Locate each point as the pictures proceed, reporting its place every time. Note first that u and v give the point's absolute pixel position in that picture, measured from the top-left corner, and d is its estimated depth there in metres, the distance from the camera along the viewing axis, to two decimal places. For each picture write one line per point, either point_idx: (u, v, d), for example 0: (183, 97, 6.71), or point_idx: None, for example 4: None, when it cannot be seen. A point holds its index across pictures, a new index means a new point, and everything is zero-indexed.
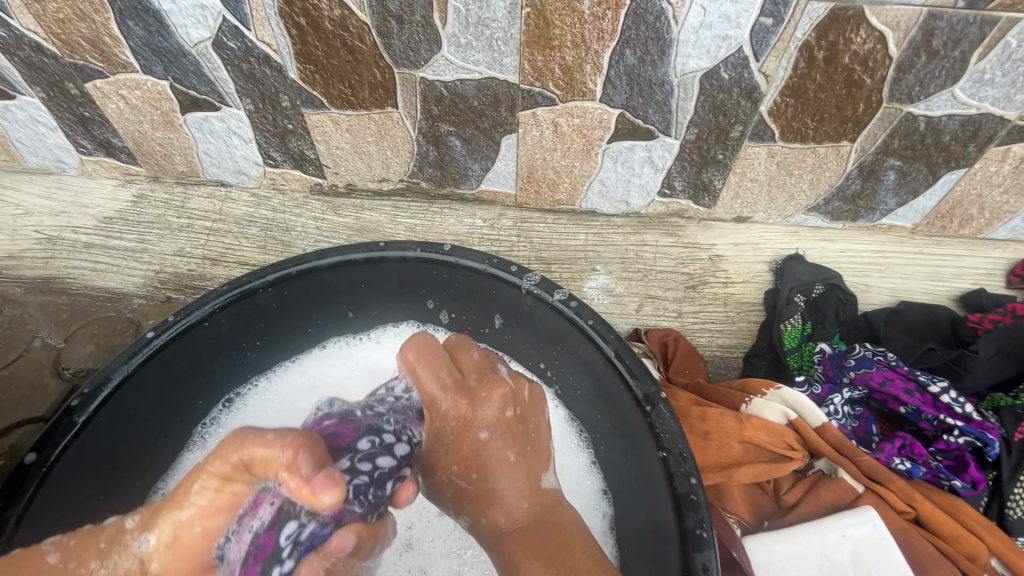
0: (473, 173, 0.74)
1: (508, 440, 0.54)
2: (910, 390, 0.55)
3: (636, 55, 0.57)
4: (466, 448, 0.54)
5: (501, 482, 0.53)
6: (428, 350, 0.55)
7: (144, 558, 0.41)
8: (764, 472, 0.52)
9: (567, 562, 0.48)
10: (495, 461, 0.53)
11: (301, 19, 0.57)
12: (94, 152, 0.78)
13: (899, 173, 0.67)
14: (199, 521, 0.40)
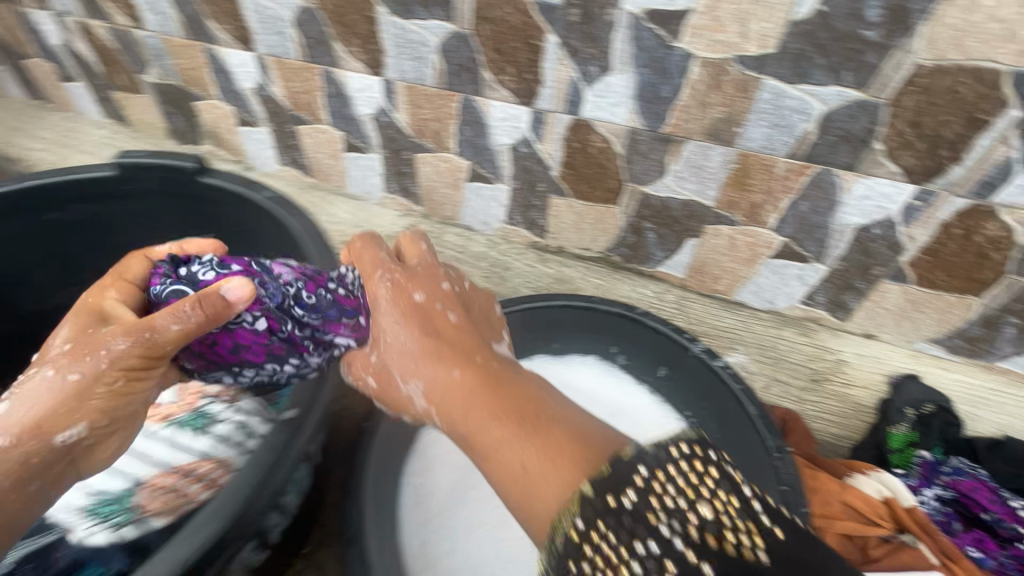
0: (656, 259, 0.99)
1: (404, 319, 0.61)
2: (996, 504, 0.71)
3: (808, 206, 0.80)
4: (404, 304, 0.62)
5: (412, 337, 0.60)
6: (282, 236, 0.71)
7: (8, 438, 0.48)
8: (465, 335, 0.61)
9: (554, 462, 0.46)
10: (429, 329, 0.61)
11: (577, 143, 0.88)
12: (393, 192, 1.14)
13: (1018, 329, 0.82)
14: (86, 397, 0.52)
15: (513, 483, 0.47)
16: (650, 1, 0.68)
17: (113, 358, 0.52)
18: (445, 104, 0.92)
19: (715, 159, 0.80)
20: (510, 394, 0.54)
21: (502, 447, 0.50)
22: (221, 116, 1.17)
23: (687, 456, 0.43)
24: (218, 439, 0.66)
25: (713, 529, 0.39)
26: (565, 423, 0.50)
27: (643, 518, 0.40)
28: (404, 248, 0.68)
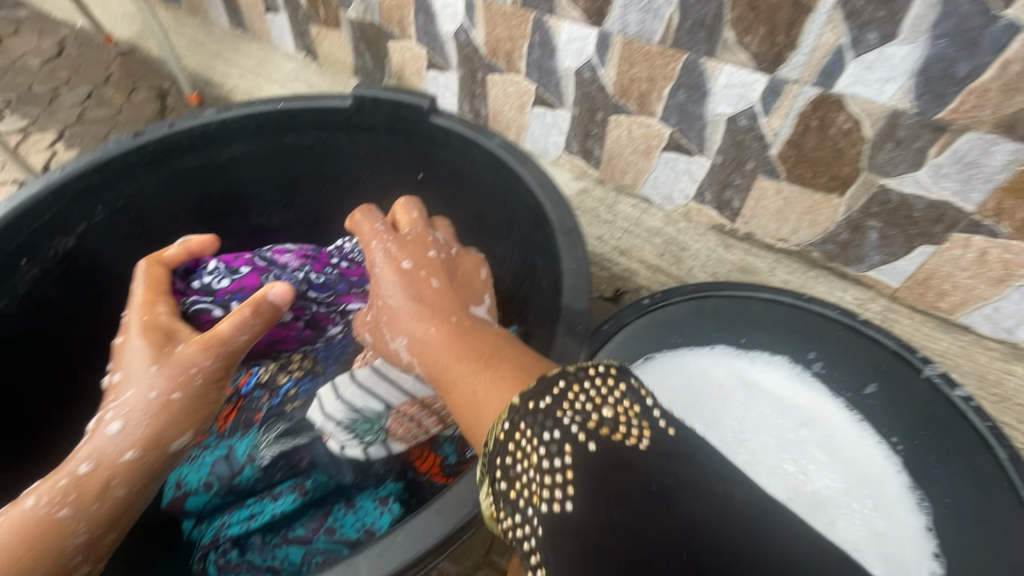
0: (868, 261, 0.89)
1: (394, 284, 0.64)
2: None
3: None
4: (394, 268, 0.66)
5: (399, 294, 0.63)
6: (407, 217, 0.74)
7: (113, 435, 0.59)
8: (455, 291, 0.65)
9: (478, 373, 0.52)
10: (421, 288, 0.63)
11: (813, 122, 0.78)
12: (572, 153, 1.11)
13: None
14: (187, 392, 0.63)
15: (468, 407, 0.51)
16: None
17: (196, 364, 0.64)
18: (664, 64, 0.85)
19: (1000, 157, 0.68)
20: (481, 337, 0.56)
21: (459, 369, 0.54)
22: (411, 58, 1.18)
23: (569, 374, 0.45)
24: (350, 408, 0.73)
25: (609, 424, 0.42)
26: (505, 347, 0.54)
27: (556, 412, 0.43)
28: (432, 230, 0.73)
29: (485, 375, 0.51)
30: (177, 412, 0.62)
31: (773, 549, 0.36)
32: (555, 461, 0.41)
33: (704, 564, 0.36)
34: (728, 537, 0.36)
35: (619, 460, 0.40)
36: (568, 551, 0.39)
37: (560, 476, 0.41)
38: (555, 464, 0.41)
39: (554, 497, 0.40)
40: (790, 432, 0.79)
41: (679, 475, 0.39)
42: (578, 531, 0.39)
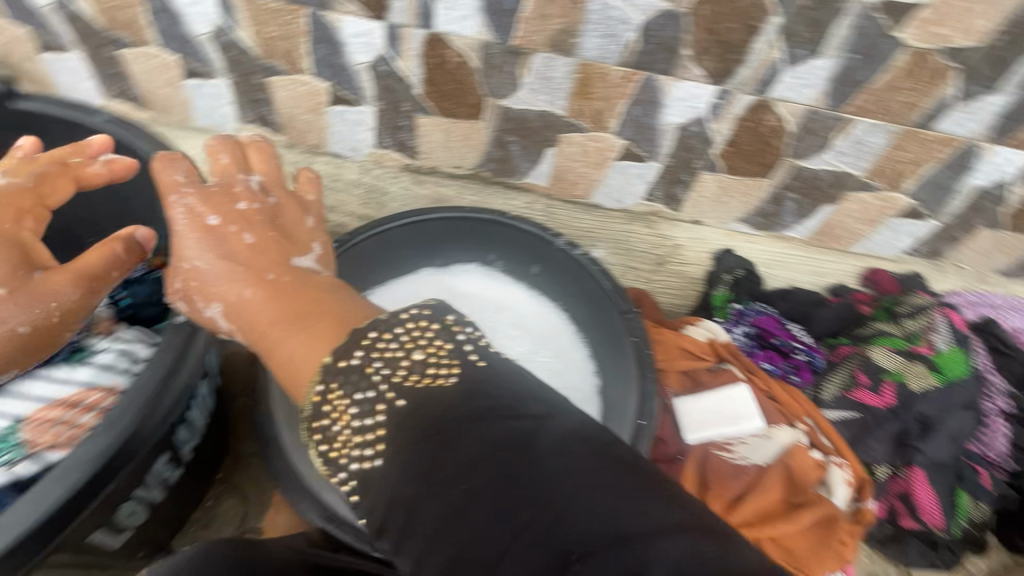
0: (521, 170, 1.09)
1: (197, 244, 0.61)
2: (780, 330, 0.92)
3: (640, 110, 0.93)
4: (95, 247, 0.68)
5: (195, 252, 0.61)
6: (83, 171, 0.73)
7: None
8: (273, 255, 0.62)
9: (299, 326, 0.55)
10: (186, 233, 0.62)
11: (434, 59, 0.91)
12: (250, 122, 1.09)
13: (795, 202, 1.05)
14: None
15: (279, 365, 0.54)
16: None
17: (57, 297, 0.65)
18: (291, 21, 0.87)
19: (559, 71, 0.89)
20: (301, 292, 0.59)
21: (269, 326, 0.57)
22: (11, 40, 0.99)
23: (381, 329, 0.50)
24: (101, 367, 0.71)
25: (418, 371, 0.47)
26: (323, 314, 0.56)
27: (365, 371, 0.47)
28: (242, 166, 0.68)
29: (300, 333, 0.54)
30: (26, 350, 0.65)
31: (551, 446, 0.41)
32: (347, 417, 0.47)
33: (497, 488, 0.39)
34: (518, 458, 0.40)
35: (418, 402, 0.45)
36: (383, 490, 0.43)
37: (373, 429, 0.46)
38: (369, 423, 0.46)
39: (365, 455, 0.45)
40: (489, 318, 0.96)
41: (482, 405, 0.43)
42: (395, 479, 0.43)
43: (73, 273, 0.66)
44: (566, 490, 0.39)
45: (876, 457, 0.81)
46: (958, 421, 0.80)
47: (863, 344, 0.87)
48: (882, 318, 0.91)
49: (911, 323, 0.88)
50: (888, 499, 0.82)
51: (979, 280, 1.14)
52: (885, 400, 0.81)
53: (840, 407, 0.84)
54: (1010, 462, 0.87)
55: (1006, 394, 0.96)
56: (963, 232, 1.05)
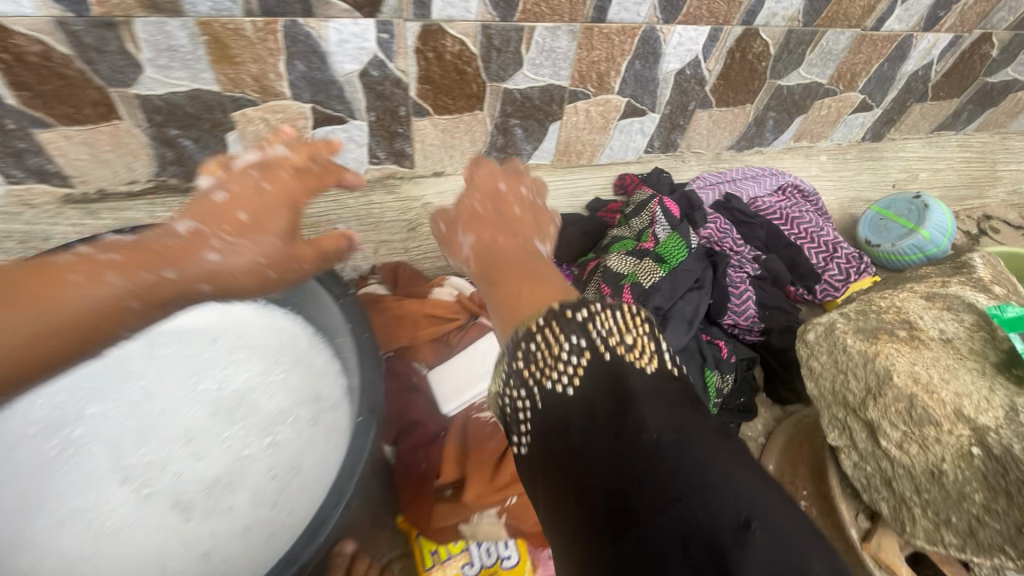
0: (212, 166, 0.92)
1: (253, 211, 0.59)
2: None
3: (305, 64, 0.80)
4: (229, 219, 0.57)
5: (274, 219, 0.60)
6: (325, 174, 0.66)
7: None
8: (507, 229, 0.65)
9: (524, 277, 0.55)
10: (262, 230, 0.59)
11: (4, 55, 0.68)
12: None
13: (522, 128, 1.00)
14: None
15: (503, 302, 0.51)
16: None
17: (238, 288, 0.58)
18: None
19: (181, 35, 0.73)
20: (510, 262, 0.59)
21: (513, 282, 0.53)
22: None
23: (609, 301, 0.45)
24: None
25: (617, 328, 0.44)
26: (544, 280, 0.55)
27: (565, 316, 0.44)
28: (512, 181, 0.74)
29: (530, 284, 0.52)
30: (51, 327, 0.46)
31: (731, 451, 0.37)
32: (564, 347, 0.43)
33: (664, 463, 0.34)
34: (703, 468, 0.34)
35: (617, 364, 0.42)
36: (538, 446, 0.41)
37: (575, 364, 0.42)
38: (567, 356, 0.43)
39: (560, 380, 0.42)
40: (186, 357, 0.63)
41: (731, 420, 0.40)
42: (556, 417, 0.41)
43: (316, 250, 0.61)
44: (695, 490, 0.33)
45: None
46: (687, 307, 0.81)
47: (601, 256, 0.86)
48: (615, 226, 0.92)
49: (637, 221, 0.89)
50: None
51: (717, 161, 1.19)
52: (624, 302, 0.79)
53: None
54: (758, 325, 0.92)
55: (752, 261, 1.01)
56: (683, 118, 1.07)
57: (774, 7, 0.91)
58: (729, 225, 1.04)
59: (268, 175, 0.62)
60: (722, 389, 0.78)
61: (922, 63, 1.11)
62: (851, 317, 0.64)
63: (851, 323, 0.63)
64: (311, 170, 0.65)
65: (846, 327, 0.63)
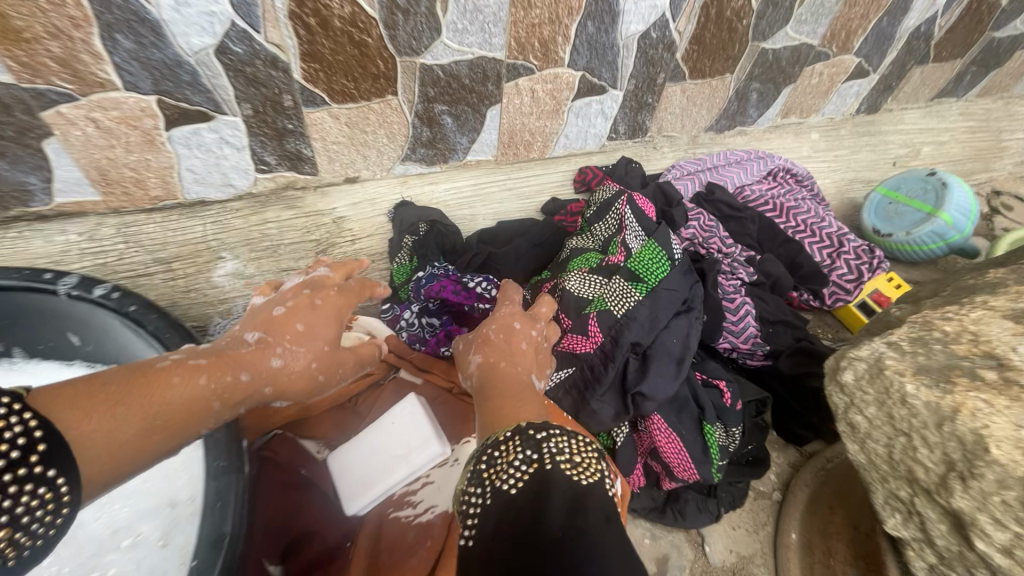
0: (38, 188, 0.67)
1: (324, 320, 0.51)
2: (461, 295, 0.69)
3: (131, 39, 0.58)
4: (281, 320, 0.49)
5: (323, 327, 0.51)
6: (361, 291, 0.57)
7: None
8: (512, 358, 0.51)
9: (508, 399, 0.46)
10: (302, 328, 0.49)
11: None
12: None
13: (452, 116, 0.79)
14: None
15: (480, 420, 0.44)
16: None
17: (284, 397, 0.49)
18: None
19: None
20: (504, 389, 0.47)
21: (494, 399, 0.46)
22: None
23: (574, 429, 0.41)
24: None
25: (572, 453, 0.38)
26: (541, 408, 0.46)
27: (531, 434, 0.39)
28: (536, 319, 0.56)
29: (517, 406, 0.45)
30: (156, 417, 0.38)
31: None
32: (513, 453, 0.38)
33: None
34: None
35: (555, 479, 0.36)
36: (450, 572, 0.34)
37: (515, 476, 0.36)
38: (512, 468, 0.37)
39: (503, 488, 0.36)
40: None
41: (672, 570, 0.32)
42: (488, 531, 0.34)
43: (356, 357, 0.55)
44: None
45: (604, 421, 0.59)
46: (673, 340, 0.62)
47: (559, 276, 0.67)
48: (576, 236, 0.74)
49: (601, 228, 0.70)
50: (640, 460, 0.64)
51: (695, 146, 1.00)
52: (592, 339, 0.60)
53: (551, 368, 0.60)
54: (761, 348, 0.73)
55: (745, 264, 0.81)
56: (651, 96, 0.88)
57: None
58: (716, 222, 0.85)
59: (316, 292, 0.52)
60: (725, 445, 0.61)
61: (925, 17, 0.94)
62: (905, 352, 0.45)
63: (907, 359, 0.44)
64: (350, 286, 0.56)
65: (903, 366, 0.44)
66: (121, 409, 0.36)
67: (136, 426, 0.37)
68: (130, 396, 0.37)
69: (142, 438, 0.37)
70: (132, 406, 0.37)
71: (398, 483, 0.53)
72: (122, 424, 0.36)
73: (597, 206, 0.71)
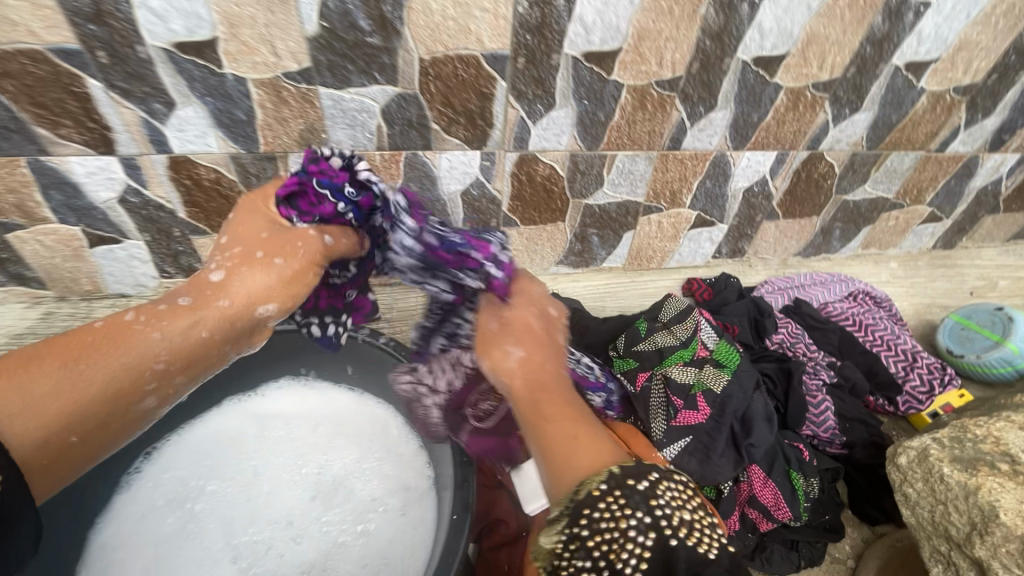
0: None
1: (231, 263, 0.62)
2: (302, 208, 0.69)
3: (417, 185, 0.94)
4: (239, 258, 0.62)
5: (247, 263, 0.61)
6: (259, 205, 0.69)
7: None
8: (556, 356, 0.65)
9: (551, 415, 0.56)
10: (245, 269, 0.61)
11: (187, 180, 0.87)
12: (6, 283, 0.97)
13: (598, 236, 1.09)
14: None
15: (553, 446, 0.52)
16: (173, 36, 0.70)
17: (206, 323, 0.57)
18: (9, 173, 0.80)
19: None
20: (552, 402, 0.58)
21: (550, 420, 0.55)
22: None
23: (662, 472, 0.49)
24: None
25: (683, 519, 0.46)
26: (578, 419, 0.56)
27: (649, 499, 0.46)
28: (505, 300, 0.70)
29: (574, 426, 0.55)
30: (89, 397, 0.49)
31: None
32: (622, 523, 0.45)
33: None
34: None
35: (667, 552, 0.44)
36: None
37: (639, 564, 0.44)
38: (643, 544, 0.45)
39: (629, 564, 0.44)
40: (319, 441, 0.84)
41: None
42: None
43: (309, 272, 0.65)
44: None
45: (723, 476, 0.80)
46: (762, 405, 0.84)
47: (656, 368, 0.87)
48: (654, 330, 0.91)
49: (680, 329, 0.90)
50: (739, 508, 0.82)
51: (784, 266, 1.23)
52: (703, 412, 0.81)
53: (671, 440, 0.80)
54: (839, 438, 0.91)
55: (826, 367, 1.01)
56: (751, 228, 1.14)
57: (839, 134, 0.98)
58: (801, 330, 1.06)
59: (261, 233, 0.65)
60: (808, 492, 0.82)
61: (990, 179, 1.14)
62: (945, 445, 0.74)
63: (946, 450, 0.73)
64: (254, 218, 0.67)
65: (942, 454, 0.72)
66: (47, 380, 0.47)
67: (90, 404, 0.49)
68: (93, 360, 0.50)
69: (72, 420, 0.48)
70: (54, 392, 0.47)
71: None
72: (93, 402, 0.49)
73: (676, 308, 0.92)
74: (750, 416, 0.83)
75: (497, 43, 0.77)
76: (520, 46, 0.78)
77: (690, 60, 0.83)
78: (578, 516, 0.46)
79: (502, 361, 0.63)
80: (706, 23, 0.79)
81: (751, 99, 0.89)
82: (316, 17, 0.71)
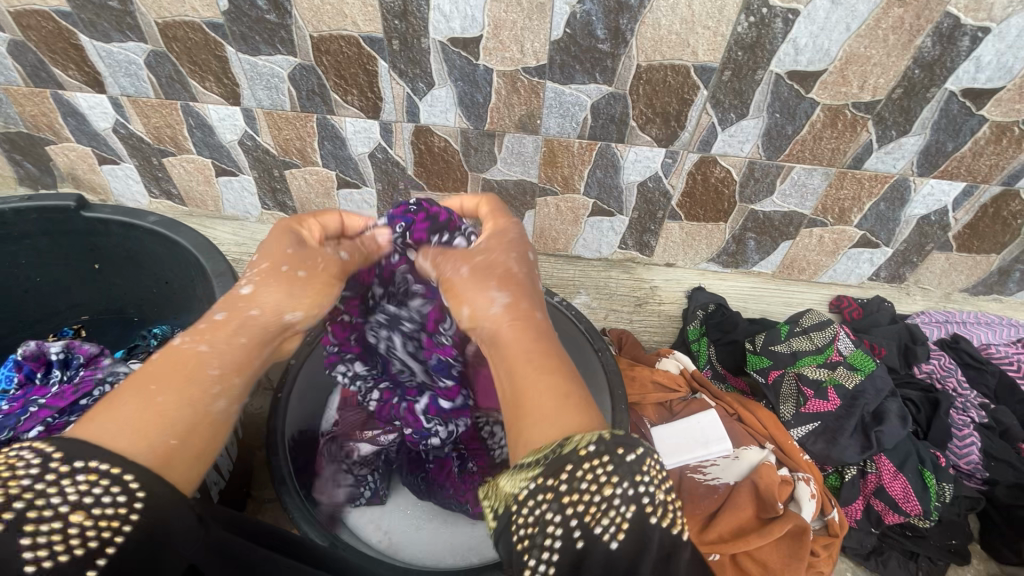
0: None
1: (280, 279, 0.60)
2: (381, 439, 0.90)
3: (603, 173, 1.07)
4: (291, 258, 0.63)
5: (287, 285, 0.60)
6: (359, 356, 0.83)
7: None
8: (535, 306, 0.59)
9: (516, 368, 0.53)
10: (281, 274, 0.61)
11: (422, 146, 1.08)
12: (272, 208, 1.27)
13: (755, 241, 1.16)
14: None
15: (534, 425, 0.48)
16: (451, 32, 0.89)
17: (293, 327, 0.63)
18: (303, 124, 1.07)
19: (529, 146, 1.05)
20: (527, 357, 0.54)
21: (537, 396, 0.50)
22: (78, 157, 1.21)
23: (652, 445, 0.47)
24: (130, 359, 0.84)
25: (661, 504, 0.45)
26: (549, 369, 0.52)
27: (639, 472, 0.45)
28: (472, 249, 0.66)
29: (550, 393, 0.50)
30: (150, 433, 0.47)
31: None
32: (609, 489, 0.43)
33: None
34: None
35: (637, 535, 0.44)
36: None
37: (614, 533, 0.43)
38: (597, 511, 0.43)
39: (606, 532, 0.43)
40: None
41: None
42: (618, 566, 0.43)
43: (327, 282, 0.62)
44: None
45: (851, 458, 0.87)
46: (895, 404, 0.90)
47: (790, 367, 0.94)
48: (793, 334, 0.96)
49: (819, 335, 0.94)
50: (865, 499, 0.89)
51: (947, 300, 1.21)
52: (833, 402, 0.89)
53: (800, 422, 0.91)
54: (981, 473, 0.93)
55: (978, 407, 0.99)
56: (917, 257, 1.14)
57: None
58: (955, 365, 1.04)
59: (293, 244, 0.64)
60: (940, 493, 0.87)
61: None
62: None
63: None
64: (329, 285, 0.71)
65: None
66: (127, 408, 0.47)
67: (178, 419, 0.48)
68: (166, 390, 0.50)
69: (165, 431, 0.47)
70: (138, 412, 0.47)
71: (701, 456, 0.89)
72: (193, 414, 0.49)
73: (816, 317, 0.96)
74: (884, 412, 0.89)
75: (710, 56, 0.87)
76: (730, 61, 0.87)
77: (894, 85, 0.86)
78: (558, 469, 0.43)
79: (483, 318, 0.58)
80: (920, 53, 0.82)
81: (949, 128, 0.91)
82: (563, 24, 0.86)
